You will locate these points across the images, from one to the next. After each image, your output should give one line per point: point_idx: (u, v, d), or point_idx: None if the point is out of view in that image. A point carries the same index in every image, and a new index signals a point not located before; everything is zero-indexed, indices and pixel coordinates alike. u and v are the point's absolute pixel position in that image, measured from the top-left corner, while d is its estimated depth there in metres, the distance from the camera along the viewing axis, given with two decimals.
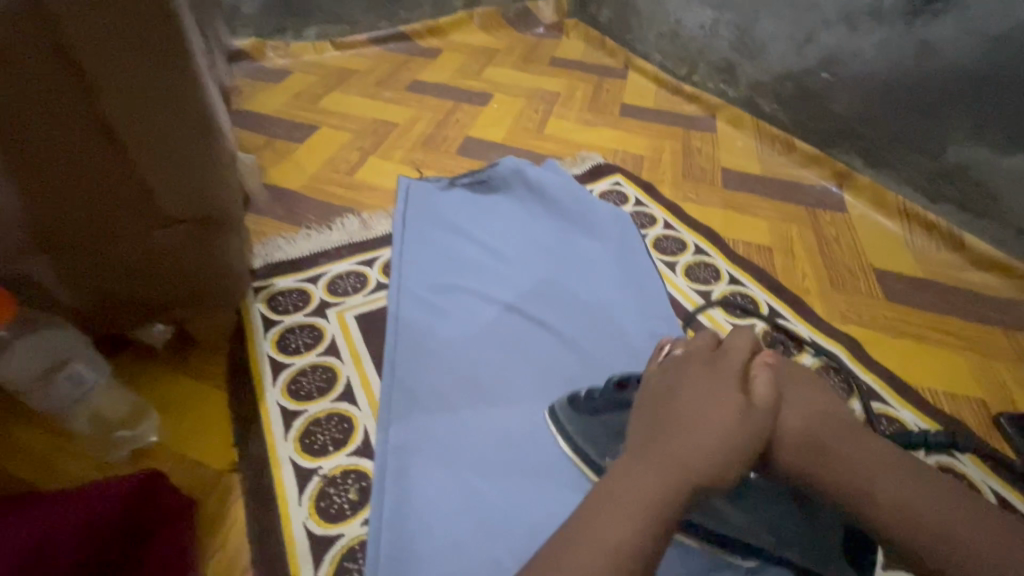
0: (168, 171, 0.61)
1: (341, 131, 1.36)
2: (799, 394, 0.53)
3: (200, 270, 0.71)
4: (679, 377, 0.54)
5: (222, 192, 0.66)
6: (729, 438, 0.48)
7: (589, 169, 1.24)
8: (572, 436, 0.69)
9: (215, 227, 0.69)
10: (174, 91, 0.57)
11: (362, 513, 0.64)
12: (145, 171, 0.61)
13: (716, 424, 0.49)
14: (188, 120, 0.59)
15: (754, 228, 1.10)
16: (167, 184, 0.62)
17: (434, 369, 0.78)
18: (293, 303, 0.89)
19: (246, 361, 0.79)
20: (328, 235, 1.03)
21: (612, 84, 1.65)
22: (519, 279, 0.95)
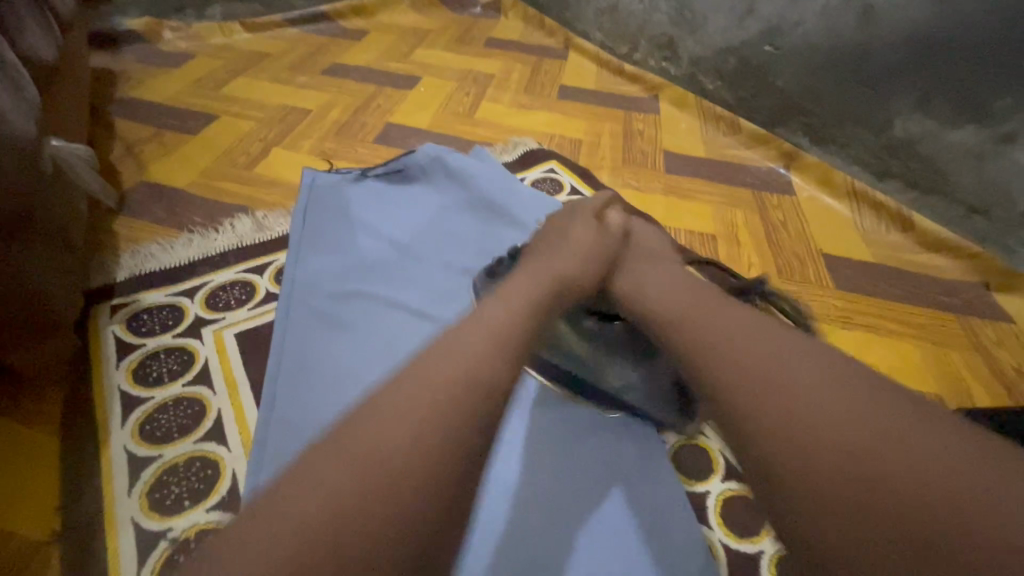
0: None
1: (243, 119, 1.20)
2: (643, 231, 0.63)
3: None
4: (551, 225, 0.60)
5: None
6: (588, 250, 0.55)
7: (522, 155, 1.13)
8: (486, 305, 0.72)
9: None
10: None
11: None
12: None
13: (578, 241, 0.55)
14: None
15: (697, 214, 1.02)
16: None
17: (324, 397, 0.66)
18: (161, 322, 0.75)
19: (89, 397, 0.64)
20: (215, 239, 0.89)
21: (550, 65, 1.54)
22: (433, 283, 0.83)
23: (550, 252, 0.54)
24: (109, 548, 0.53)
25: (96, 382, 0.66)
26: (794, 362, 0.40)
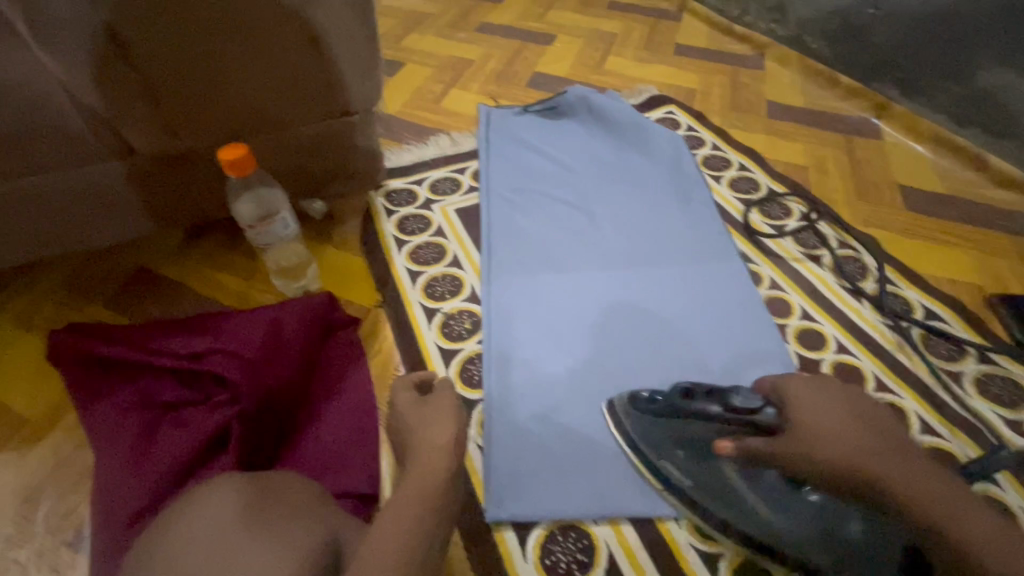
0: (343, 71, 0.77)
1: (423, 66, 1.54)
2: (807, 401, 0.57)
3: (355, 152, 0.89)
4: (793, 393, 0.59)
5: (372, 89, 0.82)
6: (851, 443, 0.52)
7: (646, 100, 1.39)
8: (630, 435, 0.73)
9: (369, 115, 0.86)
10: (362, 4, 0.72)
11: (476, 336, 0.87)
12: (333, 71, 0.76)
13: (836, 432, 0.54)
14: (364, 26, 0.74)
15: (793, 151, 1.24)
16: (338, 83, 0.78)
17: (518, 246, 1.00)
18: (405, 199, 1.10)
19: (376, 236, 1.01)
20: (425, 149, 1.24)
21: (665, 26, 1.75)
22: (581, 184, 1.13)
23: (812, 417, 0.55)
24: (410, 312, 0.90)
25: (377, 228, 1.02)
26: (928, 472, 0.50)
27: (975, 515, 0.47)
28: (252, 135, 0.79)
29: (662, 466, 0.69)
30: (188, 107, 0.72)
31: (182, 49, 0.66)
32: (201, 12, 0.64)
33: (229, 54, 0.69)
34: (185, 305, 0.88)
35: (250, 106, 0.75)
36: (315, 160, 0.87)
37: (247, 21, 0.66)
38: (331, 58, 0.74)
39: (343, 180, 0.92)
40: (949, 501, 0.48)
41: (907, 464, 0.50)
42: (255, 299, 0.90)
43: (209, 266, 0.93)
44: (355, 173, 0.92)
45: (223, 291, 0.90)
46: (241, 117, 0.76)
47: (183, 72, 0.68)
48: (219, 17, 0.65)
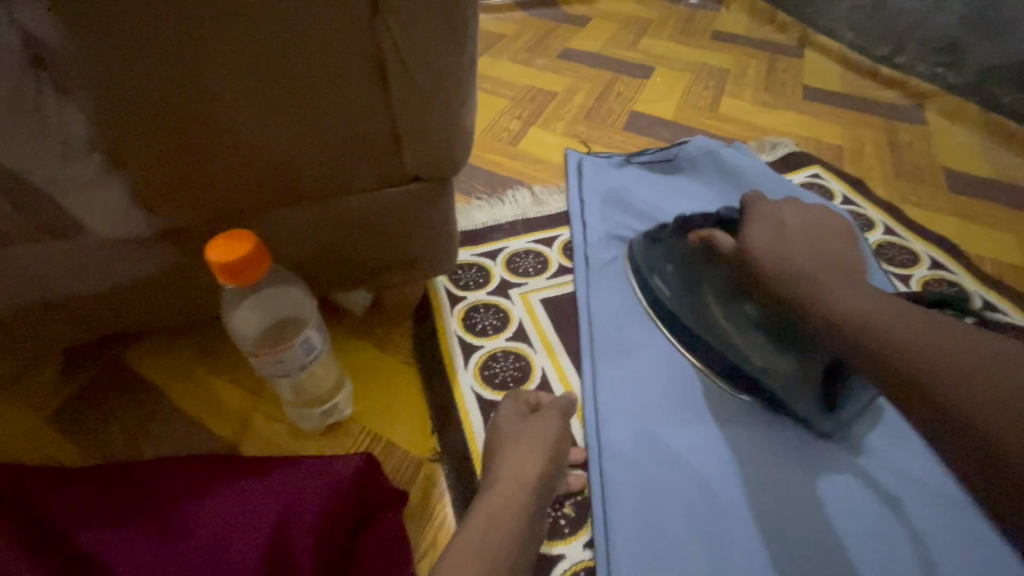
0: (428, 117, 0.50)
1: (497, 97, 1.27)
2: (764, 228, 0.62)
3: (422, 238, 0.62)
4: (759, 221, 0.63)
5: (467, 145, 0.55)
6: (801, 265, 0.58)
7: (783, 157, 1.08)
8: (639, 266, 0.79)
9: (448, 187, 0.59)
10: (460, 34, 0.45)
11: (581, 535, 0.63)
12: (403, 127, 0.50)
13: (795, 259, 0.58)
14: (458, 67, 0.48)
15: (1000, 242, 0.92)
16: (420, 134, 0.51)
17: (643, 380, 0.72)
18: (474, 279, 0.81)
19: (435, 338, 0.72)
20: (501, 208, 0.95)
21: (787, 63, 1.44)
22: None
23: (762, 239, 0.61)
24: None
25: (437, 325, 0.74)
26: (883, 305, 0.51)
27: (923, 333, 0.47)
28: (279, 209, 0.54)
29: (653, 282, 0.76)
30: (201, 166, 0.49)
31: (192, 82, 0.43)
32: (221, 26, 0.40)
33: (264, 89, 0.45)
34: (178, 432, 0.63)
35: (276, 169, 0.50)
36: (374, 238, 0.60)
37: (291, 38, 0.42)
38: (413, 96, 0.48)
39: (409, 267, 0.65)
40: (891, 311, 0.50)
41: (844, 289, 0.54)
42: (262, 433, 0.63)
43: (206, 373, 0.67)
44: (429, 259, 0.65)
45: (224, 411, 0.65)
46: (277, 179, 0.51)
47: (194, 115, 0.45)
48: (249, 31, 0.41)
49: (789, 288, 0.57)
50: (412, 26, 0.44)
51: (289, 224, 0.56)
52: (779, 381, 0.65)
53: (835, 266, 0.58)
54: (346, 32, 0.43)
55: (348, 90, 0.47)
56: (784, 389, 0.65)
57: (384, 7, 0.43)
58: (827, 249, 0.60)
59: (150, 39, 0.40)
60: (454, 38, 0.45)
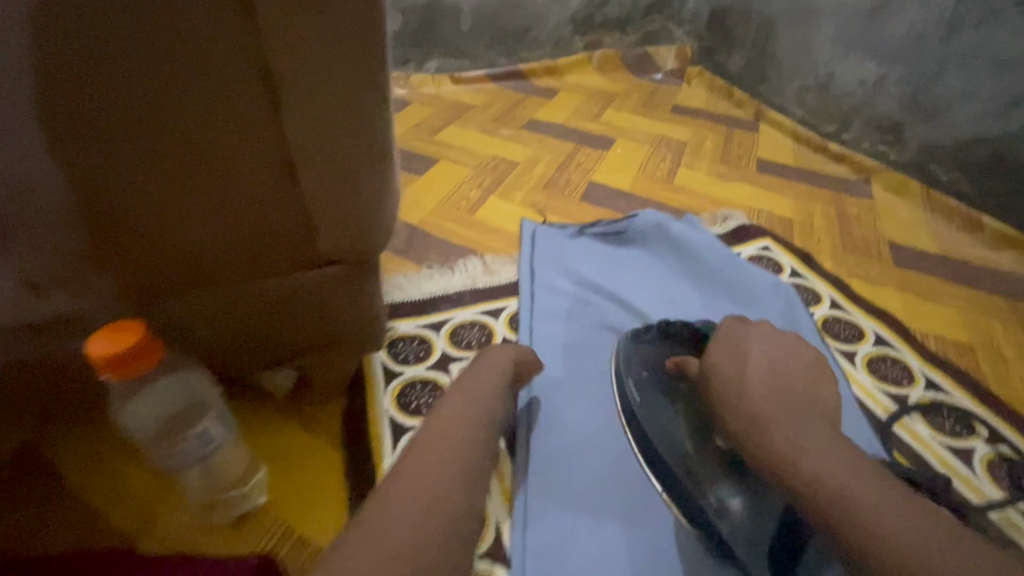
0: (344, 204, 0.51)
1: (460, 166, 1.31)
2: (749, 348, 0.65)
3: (344, 318, 0.61)
4: (738, 343, 0.65)
5: (386, 231, 0.56)
6: (776, 389, 0.59)
7: (733, 230, 1.10)
8: (619, 365, 0.69)
9: (370, 269, 0.59)
10: (370, 122, 0.47)
11: None
12: (316, 211, 0.51)
13: (761, 380, 0.60)
14: (372, 152, 0.49)
15: (945, 319, 0.93)
16: (333, 221, 0.52)
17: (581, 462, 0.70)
18: (414, 353, 0.80)
19: (365, 417, 0.70)
20: (450, 277, 0.95)
21: (743, 136, 1.51)
22: None
23: (737, 366, 0.62)
24: None
25: (369, 404, 0.71)
26: (845, 457, 0.50)
27: (892, 502, 0.46)
28: (189, 292, 0.53)
29: (627, 391, 0.66)
30: (100, 259, 0.48)
31: (89, 165, 0.43)
32: (118, 108, 0.41)
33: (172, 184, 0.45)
34: (75, 529, 0.59)
35: (185, 251, 0.50)
36: (289, 323, 0.59)
37: (199, 137, 0.44)
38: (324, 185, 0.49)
39: (327, 349, 0.64)
40: (856, 467, 0.49)
41: (828, 457, 0.50)
42: (166, 524, 0.59)
43: (117, 458, 0.64)
44: (345, 342, 0.64)
45: (128, 499, 0.61)
46: (187, 261, 0.50)
47: (94, 210, 0.45)
48: (153, 128, 0.43)
49: (743, 405, 0.57)
50: (316, 113, 0.45)
51: (200, 306, 0.54)
52: (728, 512, 0.61)
53: (804, 403, 0.59)
54: (255, 120, 0.45)
55: (258, 175, 0.47)
56: (731, 522, 0.61)
57: (287, 98, 0.44)
58: (803, 389, 0.61)
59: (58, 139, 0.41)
60: (361, 132, 0.48)
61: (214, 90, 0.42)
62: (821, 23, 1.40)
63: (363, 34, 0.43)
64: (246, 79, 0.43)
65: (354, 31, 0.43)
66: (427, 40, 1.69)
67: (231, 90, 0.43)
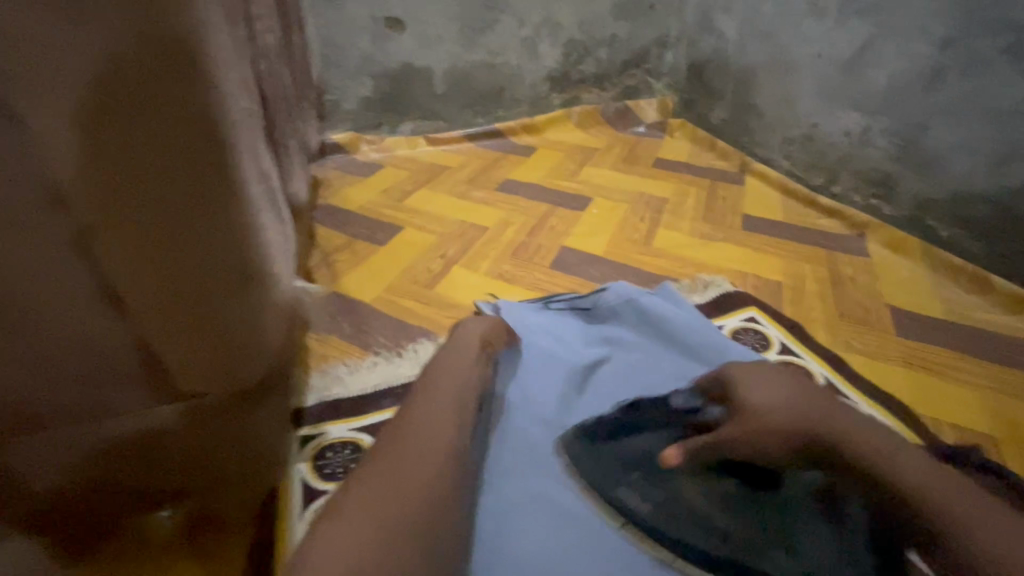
0: (188, 337, 0.44)
1: (426, 233, 1.24)
2: (756, 381, 0.64)
3: (226, 451, 0.53)
4: (746, 372, 0.65)
5: (263, 358, 0.49)
6: (804, 400, 0.59)
7: (714, 298, 1.01)
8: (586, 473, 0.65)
9: (248, 395, 0.52)
10: (214, 238, 0.41)
11: None
12: (160, 338, 0.44)
13: (790, 395, 0.60)
14: (225, 271, 0.43)
15: (961, 402, 0.82)
16: (184, 355, 0.45)
17: None
18: (343, 465, 0.69)
19: (271, 559, 0.59)
20: (397, 365, 0.86)
21: (727, 190, 1.44)
22: None
23: (763, 386, 0.62)
24: None
25: (279, 535, 0.61)
26: (919, 464, 0.51)
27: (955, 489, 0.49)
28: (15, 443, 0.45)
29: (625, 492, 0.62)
30: None
31: None
32: None
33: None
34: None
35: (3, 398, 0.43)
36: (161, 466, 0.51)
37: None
38: (165, 314, 0.43)
39: (216, 490, 0.56)
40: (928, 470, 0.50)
41: (883, 443, 0.54)
42: None
43: None
44: (238, 479, 0.56)
45: None
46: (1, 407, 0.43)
47: None
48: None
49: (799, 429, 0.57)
50: (138, 226, 0.39)
51: (33, 459, 0.46)
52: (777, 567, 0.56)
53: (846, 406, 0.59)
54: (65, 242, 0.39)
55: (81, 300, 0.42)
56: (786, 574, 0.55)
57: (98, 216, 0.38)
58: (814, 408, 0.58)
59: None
60: (199, 255, 0.41)
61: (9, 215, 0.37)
62: (799, 74, 1.35)
63: (191, 144, 0.38)
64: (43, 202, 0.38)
65: (175, 138, 0.37)
66: (401, 102, 1.67)
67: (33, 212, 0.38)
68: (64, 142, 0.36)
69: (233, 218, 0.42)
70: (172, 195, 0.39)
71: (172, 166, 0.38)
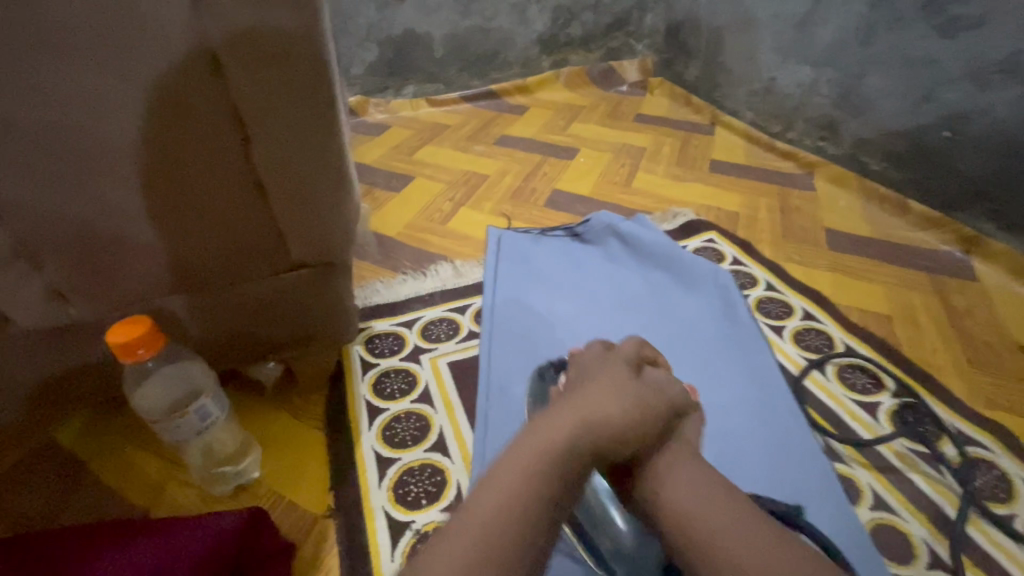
0: (303, 219, 0.65)
1: (435, 182, 1.43)
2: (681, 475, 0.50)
3: (314, 316, 0.75)
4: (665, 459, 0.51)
5: (346, 243, 0.70)
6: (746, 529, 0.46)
7: (681, 225, 1.21)
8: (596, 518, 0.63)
9: (334, 272, 0.72)
10: (324, 154, 0.61)
11: (436, 505, 0.70)
12: (282, 222, 0.64)
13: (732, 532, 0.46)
14: (327, 177, 0.63)
15: (869, 295, 1.03)
16: (298, 232, 0.65)
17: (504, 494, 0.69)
18: (389, 347, 0.91)
19: (344, 402, 0.81)
20: (423, 281, 1.06)
21: (699, 139, 1.62)
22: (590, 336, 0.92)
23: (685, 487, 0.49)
24: (369, 525, 0.68)
25: (348, 390, 0.83)
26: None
27: None
28: (183, 294, 0.65)
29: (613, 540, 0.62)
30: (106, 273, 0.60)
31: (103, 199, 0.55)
32: (123, 147, 0.54)
33: (159, 196, 0.58)
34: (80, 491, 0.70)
35: (182, 259, 0.63)
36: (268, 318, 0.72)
37: (186, 165, 0.57)
38: (290, 204, 0.63)
39: (306, 341, 0.77)
40: None
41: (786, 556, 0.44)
42: (173, 498, 0.70)
43: (130, 447, 0.75)
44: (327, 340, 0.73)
45: (139, 481, 0.72)
46: (178, 271, 0.63)
47: (116, 233, 0.58)
48: (142, 146, 0.54)
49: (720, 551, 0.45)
50: (272, 140, 0.58)
51: (194, 306, 0.66)
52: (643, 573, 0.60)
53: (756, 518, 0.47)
54: (225, 151, 0.58)
55: (234, 194, 0.61)
56: None
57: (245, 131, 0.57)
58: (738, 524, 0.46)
59: (38, 164, 0.52)
60: (315, 163, 0.61)
61: (198, 135, 0.56)
62: (760, 33, 1.53)
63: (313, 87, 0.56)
64: (216, 124, 0.56)
65: (306, 84, 0.56)
66: (404, 67, 1.82)
67: (211, 134, 0.56)
68: (241, 83, 0.54)
69: (335, 141, 0.61)
70: (295, 110, 0.57)
71: (302, 94, 0.56)
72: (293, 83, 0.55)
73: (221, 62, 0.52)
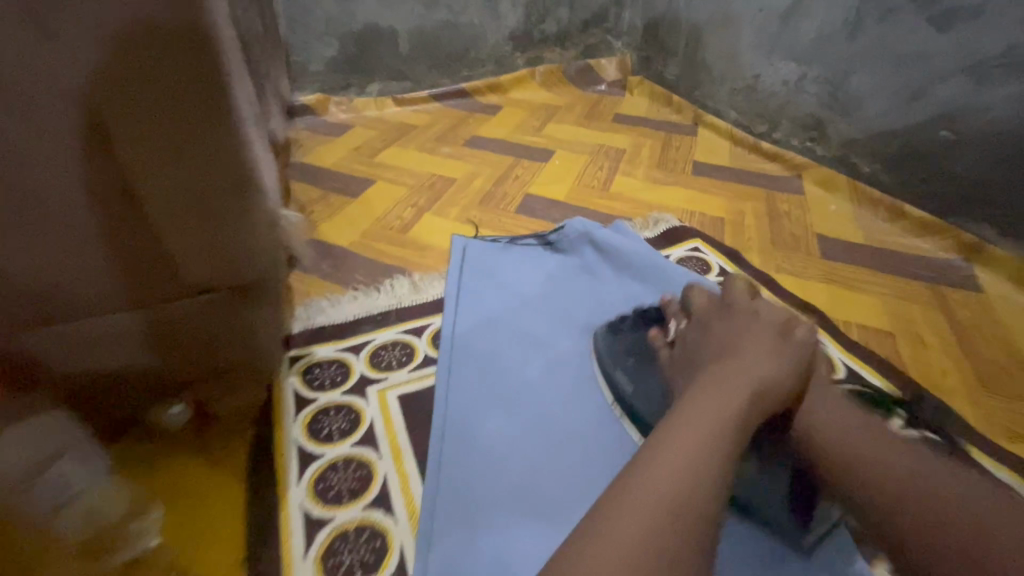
0: (199, 228, 0.53)
1: (397, 185, 1.31)
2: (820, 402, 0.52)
3: (226, 351, 0.62)
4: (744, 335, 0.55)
5: (257, 263, 0.58)
6: (857, 440, 0.49)
7: (663, 233, 1.12)
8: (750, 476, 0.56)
9: (248, 298, 0.60)
10: (212, 154, 0.50)
11: None
12: (170, 241, 0.52)
13: (852, 441, 0.49)
14: (223, 182, 0.51)
15: (866, 308, 0.94)
16: (193, 250, 0.53)
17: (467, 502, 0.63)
18: (331, 378, 0.78)
19: (270, 449, 0.68)
20: (375, 298, 0.94)
21: (681, 141, 1.53)
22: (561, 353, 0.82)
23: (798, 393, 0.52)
24: None
25: (277, 431, 0.70)
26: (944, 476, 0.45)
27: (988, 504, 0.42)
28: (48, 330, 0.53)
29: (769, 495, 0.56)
30: None
31: None
32: None
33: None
34: None
35: (40, 290, 0.50)
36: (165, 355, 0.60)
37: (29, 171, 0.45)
38: (176, 216, 0.51)
39: (219, 378, 0.65)
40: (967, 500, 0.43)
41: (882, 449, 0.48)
42: None
43: None
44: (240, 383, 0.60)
45: None
46: (38, 304, 0.51)
47: None
48: None
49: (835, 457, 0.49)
50: (143, 138, 0.47)
51: (66, 344, 0.54)
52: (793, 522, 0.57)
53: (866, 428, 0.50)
54: (83, 153, 0.46)
55: (103, 208, 0.49)
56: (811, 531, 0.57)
57: (106, 128, 0.46)
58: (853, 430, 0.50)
59: None
60: (205, 165, 0.50)
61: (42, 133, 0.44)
62: (743, 28, 1.44)
63: (188, 68, 0.46)
64: (65, 118, 0.44)
65: (177, 66, 0.45)
66: (367, 63, 1.70)
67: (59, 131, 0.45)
68: (90, 63, 0.43)
69: (228, 138, 0.50)
70: (167, 98, 0.46)
71: (170, 71, 0.45)
72: (161, 63, 0.45)
73: (57, 36, 0.41)
